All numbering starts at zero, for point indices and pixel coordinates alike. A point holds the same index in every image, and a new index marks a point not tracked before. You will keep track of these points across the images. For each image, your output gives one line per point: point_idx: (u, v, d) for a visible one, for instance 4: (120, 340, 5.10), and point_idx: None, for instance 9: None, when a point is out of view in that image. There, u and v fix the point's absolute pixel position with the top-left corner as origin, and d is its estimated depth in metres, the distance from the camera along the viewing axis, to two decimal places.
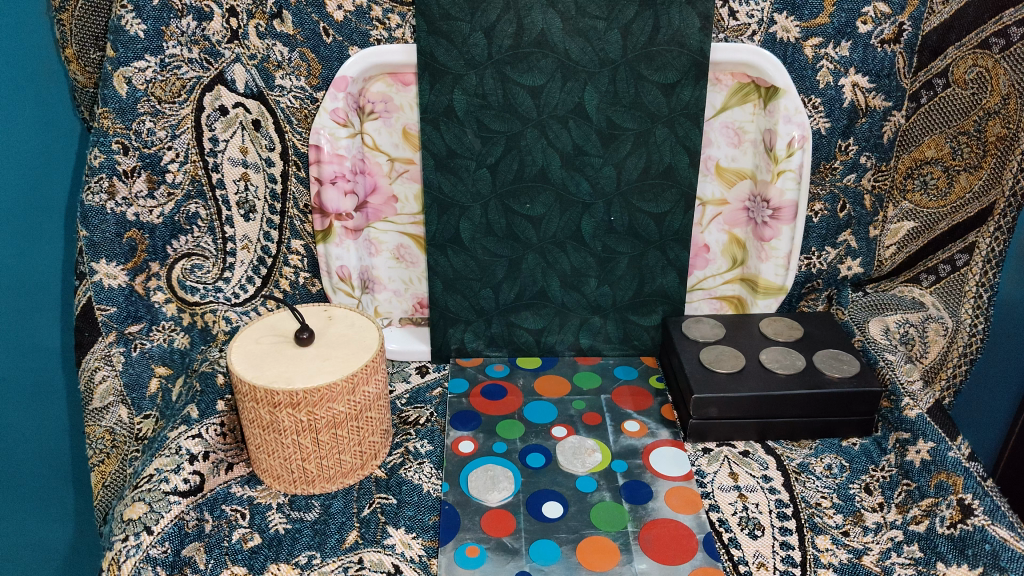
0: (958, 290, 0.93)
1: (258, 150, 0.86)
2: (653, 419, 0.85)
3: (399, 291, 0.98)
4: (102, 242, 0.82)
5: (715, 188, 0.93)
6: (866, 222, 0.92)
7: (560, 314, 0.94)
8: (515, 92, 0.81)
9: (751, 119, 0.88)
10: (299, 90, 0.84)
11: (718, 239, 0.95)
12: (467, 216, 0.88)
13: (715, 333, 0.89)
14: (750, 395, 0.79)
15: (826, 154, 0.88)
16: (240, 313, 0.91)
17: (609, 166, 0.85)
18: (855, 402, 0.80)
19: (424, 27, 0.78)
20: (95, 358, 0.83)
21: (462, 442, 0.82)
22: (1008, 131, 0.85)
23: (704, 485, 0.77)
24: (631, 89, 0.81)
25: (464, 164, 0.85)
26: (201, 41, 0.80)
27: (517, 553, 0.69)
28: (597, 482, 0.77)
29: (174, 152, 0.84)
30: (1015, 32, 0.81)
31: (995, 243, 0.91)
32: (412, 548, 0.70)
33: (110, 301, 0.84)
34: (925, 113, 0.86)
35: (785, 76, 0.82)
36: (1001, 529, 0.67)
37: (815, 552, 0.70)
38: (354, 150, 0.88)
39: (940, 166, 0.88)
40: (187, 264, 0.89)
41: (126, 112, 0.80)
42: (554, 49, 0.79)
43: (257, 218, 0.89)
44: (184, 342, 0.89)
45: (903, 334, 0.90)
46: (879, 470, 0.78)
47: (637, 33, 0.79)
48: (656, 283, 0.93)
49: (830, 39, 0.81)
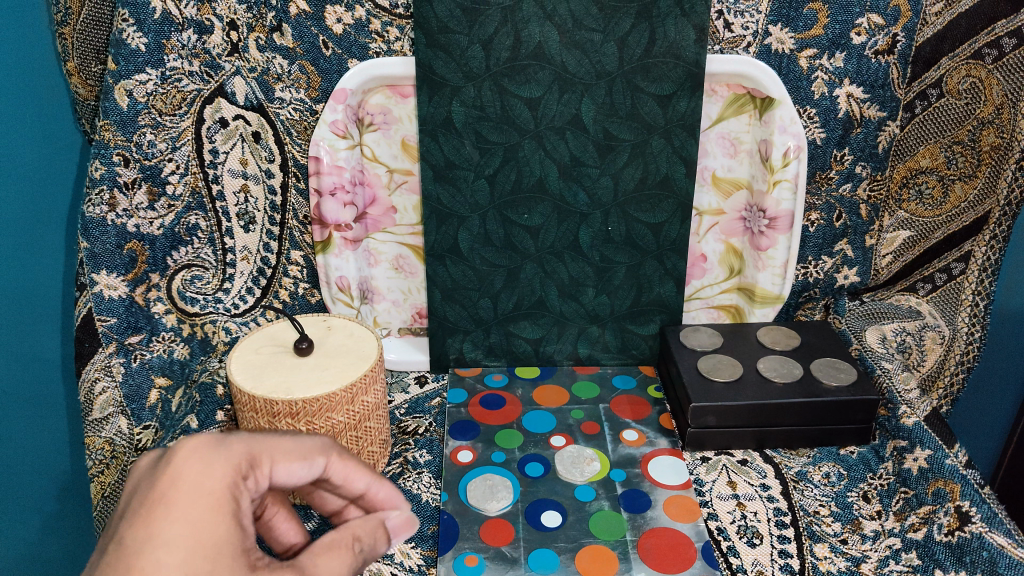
0: (955, 298, 0.94)
1: (258, 162, 0.87)
2: (653, 428, 0.85)
3: (398, 301, 0.99)
4: (102, 253, 0.81)
5: (711, 198, 0.93)
6: (863, 231, 0.92)
7: (560, 323, 0.94)
8: (513, 103, 0.82)
9: (747, 129, 0.89)
10: (298, 102, 0.85)
11: (716, 248, 0.96)
12: (466, 227, 0.89)
13: (713, 342, 0.89)
14: (747, 404, 0.79)
15: (822, 163, 0.88)
16: (240, 324, 0.92)
17: (607, 176, 0.86)
18: (852, 410, 0.80)
19: (423, 40, 0.79)
20: (95, 369, 0.81)
21: (461, 452, 0.82)
22: (1002, 140, 0.86)
23: (704, 494, 0.77)
24: (626, 101, 0.82)
25: (463, 175, 0.86)
26: (201, 54, 0.81)
27: (517, 562, 0.69)
28: (597, 491, 0.77)
29: (174, 164, 0.83)
30: (1007, 42, 0.81)
31: (991, 252, 0.91)
32: (412, 558, 0.71)
33: (110, 313, 0.82)
34: (919, 124, 0.86)
35: (780, 87, 0.83)
36: (999, 536, 0.66)
37: (815, 560, 0.70)
38: (353, 162, 0.89)
39: (935, 175, 0.89)
40: (187, 275, 0.89)
41: (126, 125, 0.79)
42: (551, 61, 0.80)
43: (257, 229, 0.90)
44: (184, 353, 0.88)
45: (900, 342, 0.90)
46: (877, 478, 0.79)
47: (633, 44, 0.79)
48: (654, 293, 0.93)
49: (824, 50, 0.82)
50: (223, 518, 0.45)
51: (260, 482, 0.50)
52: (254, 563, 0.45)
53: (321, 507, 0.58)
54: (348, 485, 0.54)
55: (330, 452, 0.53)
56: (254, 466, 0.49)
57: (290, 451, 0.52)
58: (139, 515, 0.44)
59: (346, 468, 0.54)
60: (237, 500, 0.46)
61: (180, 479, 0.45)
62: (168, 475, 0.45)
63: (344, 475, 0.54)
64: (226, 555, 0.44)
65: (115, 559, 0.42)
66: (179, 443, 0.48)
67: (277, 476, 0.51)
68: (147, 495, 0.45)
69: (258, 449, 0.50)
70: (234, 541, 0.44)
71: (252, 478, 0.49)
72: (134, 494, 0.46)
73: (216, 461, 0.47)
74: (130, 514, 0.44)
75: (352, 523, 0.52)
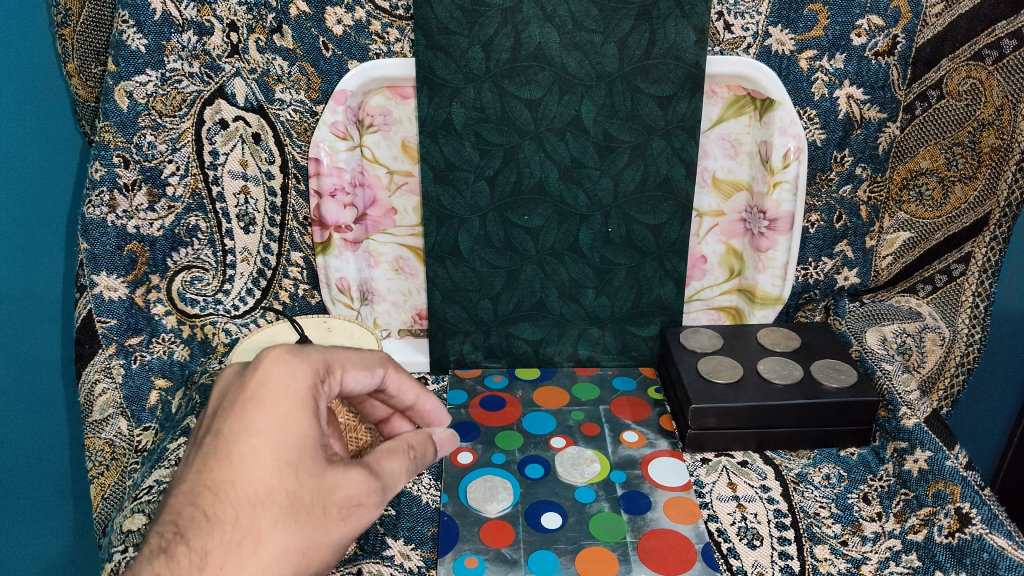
0: (955, 299, 0.93)
1: (258, 163, 0.87)
2: (653, 430, 0.85)
3: (398, 302, 0.99)
4: (102, 254, 0.83)
5: (711, 199, 0.93)
6: (862, 232, 0.92)
7: (560, 325, 0.94)
8: (513, 105, 0.82)
9: (747, 130, 0.89)
10: (298, 104, 0.85)
11: (715, 249, 0.96)
12: (466, 228, 0.89)
13: (713, 343, 0.89)
14: (747, 405, 0.79)
15: (822, 165, 0.88)
16: (240, 325, 0.91)
17: (607, 177, 0.86)
18: (852, 412, 0.80)
19: (423, 42, 0.79)
20: (95, 370, 0.83)
21: (461, 453, 0.82)
22: (1002, 142, 0.86)
23: (704, 496, 0.77)
24: (627, 102, 0.82)
25: (463, 176, 0.86)
26: (201, 55, 0.81)
27: (517, 564, 0.69)
28: (597, 493, 0.77)
29: (174, 165, 0.84)
30: (1008, 44, 0.81)
31: (992, 253, 0.91)
32: (412, 559, 0.71)
33: (110, 314, 0.84)
34: (920, 125, 0.86)
35: (780, 88, 0.83)
36: (1000, 538, 0.67)
37: (815, 562, 0.70)
38: (354, 163, 0.89)
39: (935, 177, 0.89)
40: (187, 276, 0.89)
41: (126, 126, 0.80)
42: (551, 62, 0.80)
43: (257, 230, 0.90)
44: (184, 354, 0.88)
45: (901, 344, 0.90)
46: (877, 480, 0.78)
47: (633, 46, 0.80)
48: (654, 294, 0.93)
49: (824, 51, 0.82)
50: (305, 416, 0.50)
51: (334, 387, 0.54)
52: (330, 458, 0.51)
53: (370, 416, 0.62)
54: (401, 395, 0.60)
55: (389, 364, 0.58)
56: (330, 371, 0.53)
57: (357, 361, 0.55)
58: (234, 411, 0.50)
59: (401, 380, 0.59)
60: (317, 401, 0.51)
61: (267, 381, 0.50)
62: (257, 377, 0.51)
63: (399, 385, 0.59)
64: (308, 449, 0.50)
65: (216, 446, 0.49)
66: (266, 349, 0.53)
67: (347, 383, 0.55)
68: (239, 395, 0.50)
69: (333, 357, 0.54)
70: (315, 436, 0.50)
71: (328, 383, 0.53)
72: (226, 395, 0.51)
73: (298, 365, 0.51)
74: (226, 410, 0.50)
75: (406, 433, 0.58)
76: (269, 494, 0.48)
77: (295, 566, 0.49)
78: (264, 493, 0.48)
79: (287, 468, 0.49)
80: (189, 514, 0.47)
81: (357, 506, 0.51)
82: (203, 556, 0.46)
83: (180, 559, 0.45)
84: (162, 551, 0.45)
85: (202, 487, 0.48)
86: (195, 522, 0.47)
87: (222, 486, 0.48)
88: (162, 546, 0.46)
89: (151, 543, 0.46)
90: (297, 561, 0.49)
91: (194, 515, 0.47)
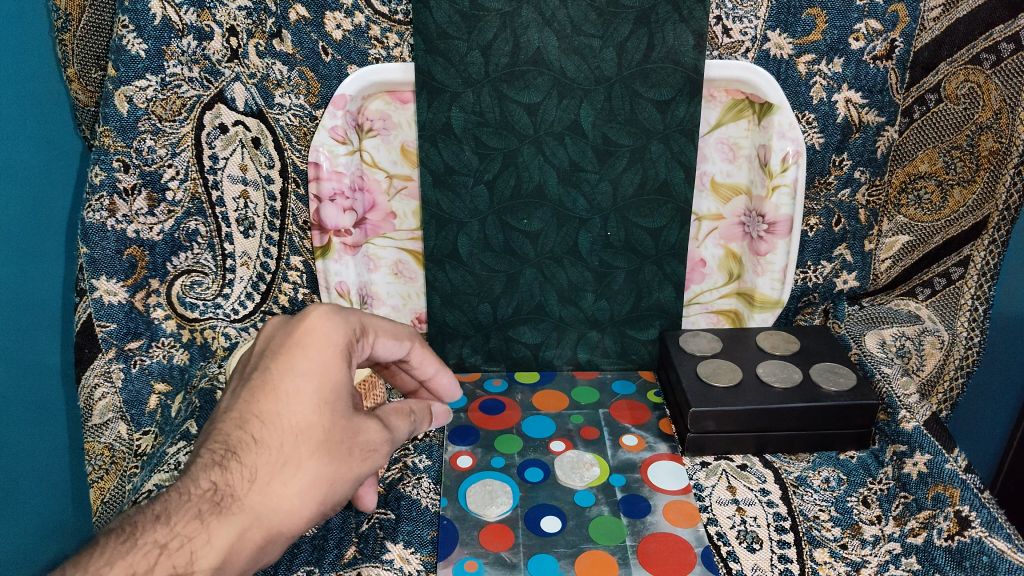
0: (954, 303, 0.93)
1: (258, 167, 0.87)
2: (652, 433, 0.85)
3: (397, 306, 0.99)
4: (102, 259, 0.83)
5: (710, 203, 0.93)
6: (861, 236, 0.92)
7: (559, 328, 0.94)
8: (512, 109, 0.82)
9: (746, 135, 0.89)
10: (298, 108, 0.85)
11: (715, 253, 0.96)
12: (464, 232, 0.89)
13: (712, 347, 0.89)
14: (746, 409, 0.79)
15: (820, 169, 0.89)
16: (239, 329, 0.92)
17: (605, 182, 0.86)
18: (852, 415, 0.80)
19: (423, 46, 0.80)
20: (95, 374, 0.84)
21: (460, 457, 0.82)
22: (1000, 145, 0.85)
23: (704, 499, 0.77)
24: (626, 106, 0.82)
25: (463, 180, 0.86)
26: (201, 60, 0.81)
27: (516, 567, 0.69)
28: (596, 496, 0.77)
29: (174, 169, 0.84)
30: (1006, 48, 0.81)
31: (991, 257, 0.90)
32: (411, 563, 0.71)
33: (110, 318, 0.84)
34: (919, 128, 0.86)
35: (778, 92, 0.84)
36: (999, 541, 0.67)
37: (815, 565, 0.70)
38: (353, 167, 0.89)
39: (933, 180, 0.88)
40: (187, 281, 0.89)
41: (126, 130, 0.81)
42: (550, 66, 0.80)
43: (257, 235, 0.90)
44: (184, 358, 0.89)
45: (900, 347, 0.90)
46: (877, 483, 0.78)
47: (632, 50, 0.80)
48: (653, 297, 0.93)
49: (823, 55, 0.83)
50: (342, 365, 0.55)
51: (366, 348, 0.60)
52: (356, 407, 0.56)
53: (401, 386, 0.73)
54: (422, 369, 0.67)
55: (416, 340, 0.65)
56: (364, 334, 0.59)
57: (388, 330, 0.62)
58: (281, 353, 0.54)
59: (423, 356, 0.66)
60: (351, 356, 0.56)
61: (311, 331, 0.55)
62: (303, 326, 0.55)
63: (422, 360, 0.67)
64: (343, 395, 0.54)
65: (264, 381, 0.54)
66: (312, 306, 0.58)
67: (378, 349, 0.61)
68: (286, 339, 0.55)
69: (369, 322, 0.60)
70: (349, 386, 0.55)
71: (362, 343, 0.59)
72: (273, 340, 0.56)
73: (341, 322, 0.56)
74: (274, 352, 0.55)
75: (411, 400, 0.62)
76: (309, 427, 0.52)
77: (321, 497, 0.53)
78: (305, 425, 0.52)
79: (325, 408, 0.53)
80: (237, 437, 0.52)
81: (375, 451, 0.56)
82: (254, 470, 0.51)
83: (234, 473, 0.51)
84: (218, 464, 0.50)
85: (251, 415, 0.52)
86: (244, 443, 0.51)
87: (269, 415, 0.52)
88: (216, 461, 0.51)
89: (204, 458, 0.51)
90: (323, 492, 0.53)
91: (242, 438, 0.52)
